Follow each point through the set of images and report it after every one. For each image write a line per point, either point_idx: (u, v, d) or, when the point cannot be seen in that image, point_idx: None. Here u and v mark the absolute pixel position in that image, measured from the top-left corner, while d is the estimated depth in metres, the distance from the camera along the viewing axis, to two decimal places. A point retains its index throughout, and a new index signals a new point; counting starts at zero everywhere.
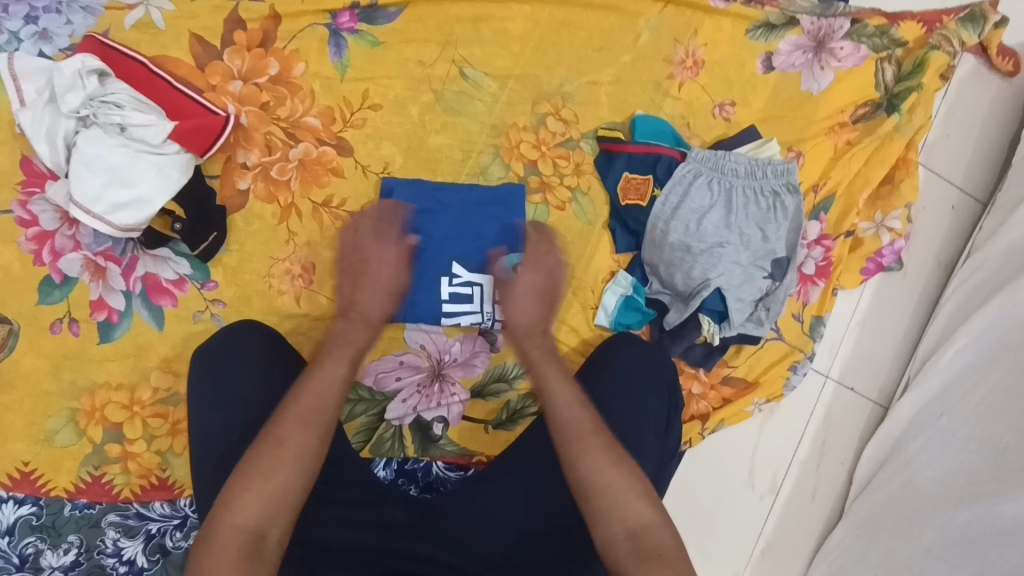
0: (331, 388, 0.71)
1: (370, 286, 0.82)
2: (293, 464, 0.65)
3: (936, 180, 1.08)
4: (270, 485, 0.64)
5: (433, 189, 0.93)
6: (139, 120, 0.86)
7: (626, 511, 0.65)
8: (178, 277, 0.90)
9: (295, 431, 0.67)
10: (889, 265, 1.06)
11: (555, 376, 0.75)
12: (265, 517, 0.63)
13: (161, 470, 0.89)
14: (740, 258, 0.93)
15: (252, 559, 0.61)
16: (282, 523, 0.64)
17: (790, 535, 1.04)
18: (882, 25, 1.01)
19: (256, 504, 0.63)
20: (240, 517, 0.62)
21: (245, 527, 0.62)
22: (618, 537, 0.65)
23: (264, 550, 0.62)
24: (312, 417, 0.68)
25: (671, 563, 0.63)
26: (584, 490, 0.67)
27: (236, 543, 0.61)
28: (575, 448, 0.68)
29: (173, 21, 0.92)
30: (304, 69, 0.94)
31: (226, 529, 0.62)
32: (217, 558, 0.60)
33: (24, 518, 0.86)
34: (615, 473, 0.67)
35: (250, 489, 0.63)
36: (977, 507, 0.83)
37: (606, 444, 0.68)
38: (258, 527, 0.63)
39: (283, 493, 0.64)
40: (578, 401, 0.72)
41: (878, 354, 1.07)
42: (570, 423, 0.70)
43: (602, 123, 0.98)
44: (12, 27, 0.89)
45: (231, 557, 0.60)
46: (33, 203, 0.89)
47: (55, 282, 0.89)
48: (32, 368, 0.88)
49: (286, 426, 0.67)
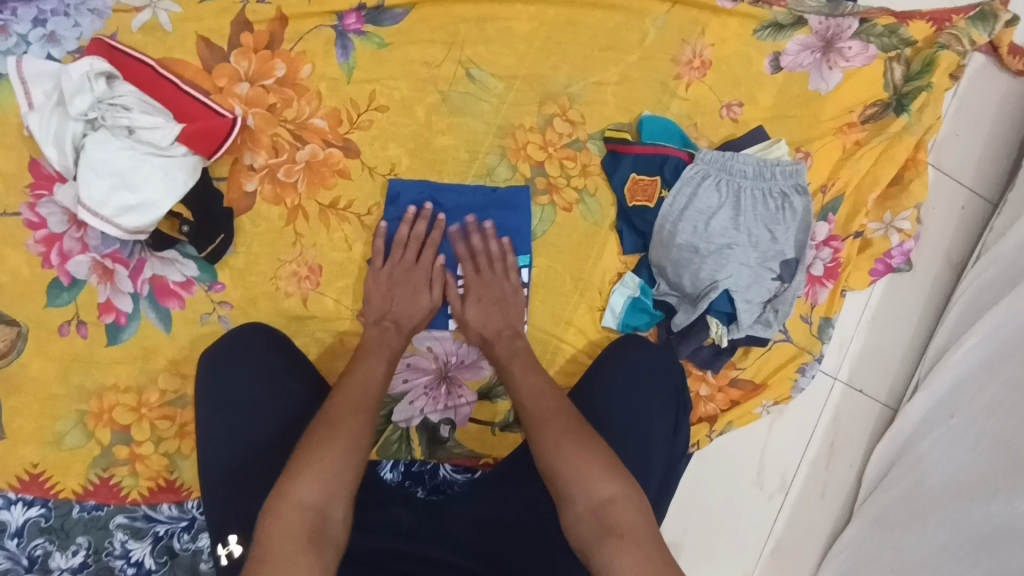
0: (374, 383, 0.79)
1: (403, 299, 0.88)
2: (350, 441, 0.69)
3: (945, 180, 1.07)
4: (326, 464, 0.66)
5: (436, 191, 0.94)
6: (146, 122, 0.86)
7: (588, 488, 0.67)
8: (186, 279, 0.90)
9: (346, 418, 0.72)
10: (899, 266, 1.04)
11: (525, 370, 0.83)
12: (324, 496, 0.64)
13: (169, 472, 0.89)
14: (748, 258, 0.92)
15: (317, 536, 0.61)
16: (342, 504, 0.65)
17: (799, 535, 1.03)
18: (891, 25, 1.00)
19: (316, 481, 0.65)
20: (301, 493, 0.64)
21: (309, 504, 0.63)
22: (582, 513, 0.66)
23: (329, 529, 0.63)
24: (362, 402, 0.75)
25: (634, 542, 0.62)
26: (547, 470, 0.70)
27: (300, 520, 0.62)
28: (541, 431, 0.73)
29: (180, 23, 0.92)
30: (310, 71, 0.93)
31: (290, 504, 0.63)
32: (277, 533, 0.60)
33: (33, 519, 0.86)
34: (573, 450, 0.69)
35: (306, 468, 0.65)
36: (992, 505, 0.82)
37: (563, 423, 0.73)
38: (320, 507, 0.64)
39: (343, 471, 0.67)
40: (547, 391, 0.79)
41: (889, 353, 1.07)
42: (535, 409, 0.76)
43: (609, 124, 0.98)
44: (21, 31, 0.89)
45: (296, 532, 0.61)
46: (42, 205, 0.89)
47: (63, 284, 0.89)
48: (41, 370, 0.88)
49: (349, 421, 0.71)
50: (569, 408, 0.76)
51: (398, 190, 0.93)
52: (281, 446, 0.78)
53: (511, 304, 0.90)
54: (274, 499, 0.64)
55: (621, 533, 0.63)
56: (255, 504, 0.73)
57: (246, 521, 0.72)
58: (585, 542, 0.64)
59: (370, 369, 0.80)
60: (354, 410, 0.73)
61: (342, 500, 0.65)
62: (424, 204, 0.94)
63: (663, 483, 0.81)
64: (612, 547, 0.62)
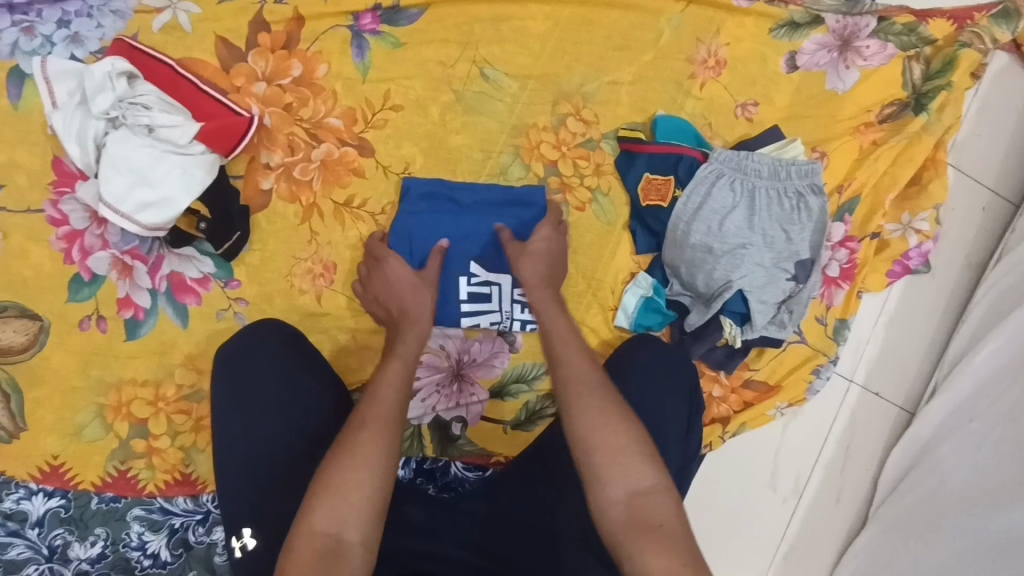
0: (398, 379, 0.74)
1: (408, 292, 0.86)
2: (369, 463, 0.64)
3: (966, 181, 1.06)
4: (347, 484, 0.62)
5: (448, 191, 0.94)
6: (166, 121, 0.87)
7: (625, 476, 0.65)
8: (202, 275, 0.92)
9: (355, 432, 0.67)
10: (917, 267, 1.03)
11: (567, 334, 0.80)
12: (337, 521, 0.60)
13: (185, 466, 0.91)
14: (763, 259, 0.92)
15: (330, 563, 0.58)
16: (356, 523, 0.61)
17: (813, 539, 1.02)
18: (910, 23, 0.98)
19: (332, 504, 0.61)
20: (316, 521, 0.60)
21: (320, 531, 0.60)
22: (616, 500, 0.64)
23: (345, 553, 0.59)
24: (374, 414, 0.69)
25: (669, 535, 0.61)
26: (586, 444, 0.67)
27: (315, 547, 0.59)
28: (581, 400, 0.70)
29: (199, 24, 0.93)
30: (327, 70, 0.94)
31: (302, 534, 0.60)
32: (300, 561, 0.58)
33: (53, 510, 0.88)
34: (615, 429, 0.68)
35: (329, 492, 0.62)
36: (1015, 512, 0.81)
37: (606, 397, 0.70)
38: (334, 531, 0.60)
39: (361, 494, 0.62)
40: (586, 358, 0.76)
41: (906, 357, 1.05)
42: (576, 374, 0.74)
43: (623, 123, 0.98)
44: (45, 32, 0.91)
45: (310, 561, 0.57)
46: (64, 202, 0.91)
47: (84, 279, 0.90)
48: (61, 363, 0.90)
49: (358, 437, 0.66)
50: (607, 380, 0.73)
51: (411, 190, 0.93)
52: (296, 441, 0.78)
53: (553, 277, 0.89)
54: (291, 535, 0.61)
55: (659, 526, 0.62)
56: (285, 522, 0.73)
57: (259, 514, 0.74)
58: (614, 530, 0.63)
59: (393, 367, 0.76)
60: (362, 424, 0.68)
61: (355, 522, 0.61)
62: (438, 200, 0.94)
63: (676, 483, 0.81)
64: (643, 540, 0.61)
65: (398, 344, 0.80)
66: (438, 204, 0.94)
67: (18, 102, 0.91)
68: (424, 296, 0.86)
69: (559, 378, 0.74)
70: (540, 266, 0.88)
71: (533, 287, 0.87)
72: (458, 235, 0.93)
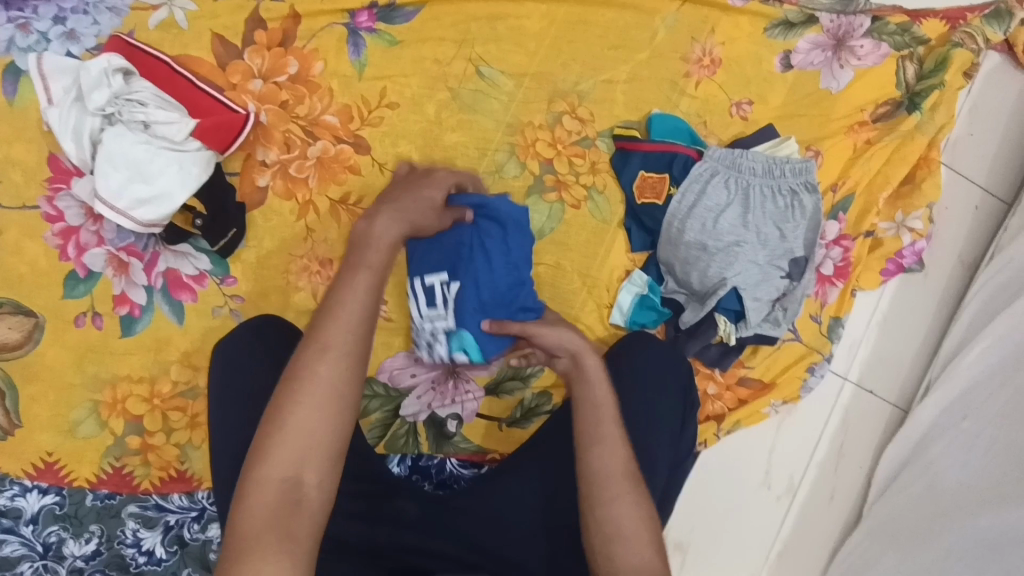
0: (362, 303, 0.66)
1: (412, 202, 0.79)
2: (327, 404, 0.60)
3: (959, 179, 1.06)
4: (310, 435, 0.59)
5: (505, 237, 0.85)
6: (162, 117, 0.88)
7: (631, 546, 0.64)
8: (198, 273, 0.92)
9: (312, 363, 0.62)
10: (911, 266, 1.03)
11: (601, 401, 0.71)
12: (295, 465, 0.59)
13: (180, 463, 0.91)
14: (757, 256, 0.92)
15: (289, 510, 0.57)
16: (316, 466, 0.59)
17: (806, 539, 1.02)
18: (903, 23, 1.00)
19: (285, 453, 0.59)
20: (271, 469, 0.58)
21: (276, 479, 0.58)
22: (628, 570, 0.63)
23: (304, 501, 0.58)
24: (334, 340, 0.63)
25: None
26: (603, 531, 0.65)
27: (273, 498, 0.57)
28: (609, 487, 0.66)
29: (196, 21, 0.94)
30: (323, 68, 0.95)
31: (256, 481, 0.58)
32: (256, 510, 0.57)
33: (48, 507, 0.88)
34: (635, 510, 0.65)
35: (286, 436, 0.59)
36: (1004, 513, 0.83)
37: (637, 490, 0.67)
38: (292, 475, 0.58)
39: (322, 439, 0.60)
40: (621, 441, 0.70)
41: (900, 354, 1.05)
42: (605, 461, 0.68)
43: (619, 122, 0.98)
44: (41, 28, 0.91)
45: (270, 512, 0.57)
46: (59, 198, 0.91)
47: (79, 276, 0.90)
48: (57, 359, 0.90)
49: (316, 370, 0.61)
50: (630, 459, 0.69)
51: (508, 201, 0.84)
52: None
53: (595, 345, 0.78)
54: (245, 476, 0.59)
55: None
56: None
57: None
58: None
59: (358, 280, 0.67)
60: (321, 352, 0.62)
61: (316, 465, 0.59)
62: (492, 211, 0.84)
63: (667, 485, 0.82)
64: None
65: (363, 252, 0.70)
66: (500, 227, 0.85)
67: (14, 99, 0.91)
68: (391, 227, 0.74)
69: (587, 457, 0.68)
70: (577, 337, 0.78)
71: (582, 352, 0.75)
72: (476, 248, 0.84)
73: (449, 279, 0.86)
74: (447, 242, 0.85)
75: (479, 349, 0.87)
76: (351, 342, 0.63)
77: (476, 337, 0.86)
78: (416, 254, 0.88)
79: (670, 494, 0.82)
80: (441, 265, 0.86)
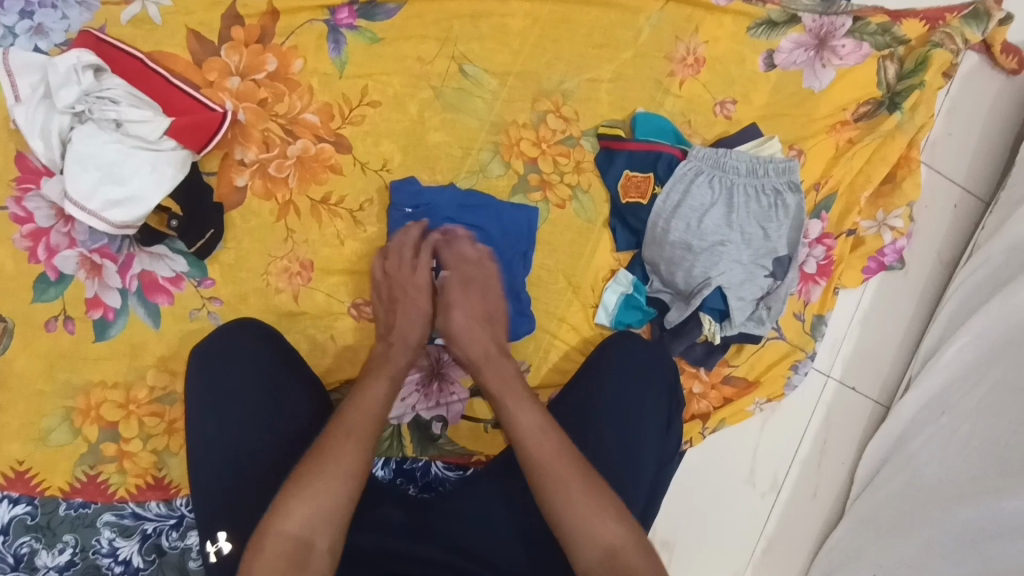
0: (375, 406, 0.74)
1: (410, 315, 0.84)
2: (341, 475, 0.66)
3: (938, 178, 1.07)
4: (323, 500, 0.64)
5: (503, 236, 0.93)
6: (135, 116, 0.85)
7: (596, 534, 0.64)
8: (175, 274, 0.89)
9: (337, 442, 0.69)
10: (892, 263, 1.05)
11: (520, 404, 0.74)
12: (309, 526, 0.63)
13: (157, 470, 0.88)
14: (741, 256, 0.92)
15: (298, 567, 0.61)
16: (327, 533, 0.63)
17: (790, 534, 1.03)
18: (884, 23, 1.00)
19: (302, 511, 0.63)
20: (284, 524, 0.62)
21: (292, 534, 0.62)
22: (593, 563, 0.64)
23: (311, 563, 0.62)
24: (354, 428, 0.70)
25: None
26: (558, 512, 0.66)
27: (284, 552, 0.61)
28: (546, 473, 0.67)
29: (170, 17, 0.91)
30: (303, 65, 0.93)
31: (272, 536, 0.62)
32: (266, 562, 0.61)
33: (19, 517, 0.85)
34: (581, 496, 0.66)
35: (297, 499, 0.64)
36: (963, 510, 0.83)
37: (578, 468, 0.67)
38: (304, 536, 0.62)
39: (336, 502, 0.65)
40: (544, 429, 0.71)
41: (881, 351, 1.06)
42: (538, 451, 0.69)
43: (603, 121, 0.98)
44: (7, 23, 0.88)
45: (278, 569, 0.60)
46: (28, 199, 0.88)
47: (50, 279, 0.88)
48: (27, 365, 0.87)
49: (343, 449, 0.68)
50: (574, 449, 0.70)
51: (511, 206, 0.94)
52: (279, 443, 0.78)
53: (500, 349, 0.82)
54: (259, 531, 0.63)
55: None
56: (245, 505, 0.74)
57: (235, 517, 0.73)
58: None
59: (375, 381, 0.77)
60: (347, 436, 0.69)
61: (327, 528, 0.64)
62: (484, 212, 0.93)
63: (653, 484, 0.81)
64: None
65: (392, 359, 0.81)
66: (500, 228, 0.93)
67: None
68: (416, 327, 0.84)
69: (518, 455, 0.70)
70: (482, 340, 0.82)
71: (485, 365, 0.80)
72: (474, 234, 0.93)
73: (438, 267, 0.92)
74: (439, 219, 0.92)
75: None
76: (365, 429, 0.71)
77: None
78: None
79: (656, 494, 0.82)
80: None
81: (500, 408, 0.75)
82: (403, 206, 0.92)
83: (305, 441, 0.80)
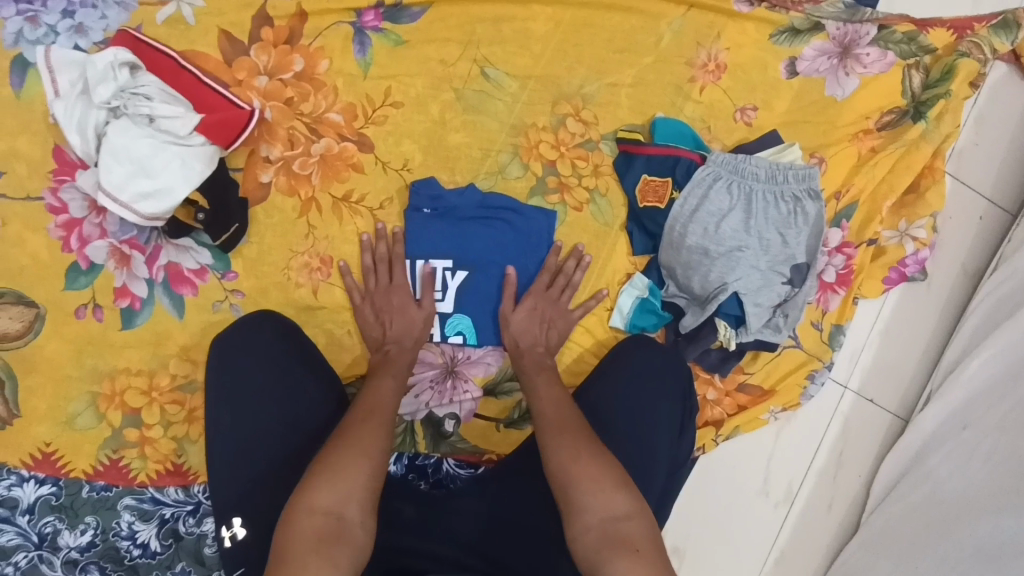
0: (385, 398, 0.80)
1: (399, 315, 0.90)
2: (364, 448, 0.70)
3: (963, 189, 1.06)
4: (344, 474, 0.66)
5: (522, 241, 0.95)
6: (166, 112, 0.87)
7: (601, 500, 0.67)
8: (199, 267, 0.92)
9: (359, 425, 0.73)
10: (913, 275, 1.03)
11: (545, 386, 0.84)
12: (338, 500, 0.64)
13: (177, 456, 0.91)
14: (759, 262, 0.92)
15: (334, 537, 0.62)
16: (356, 503, 0.65)
17: (802, 547, 1.02)
18: (910, 31, 0.99)
19: (330, 488, 0.65)
20: (313, 501, 0.64)
21: (321, 509, 0.63)
22: (590, 523, 0.66)
23: (344, 532, 0.63)
24: (375, 412, 0.76)
25: (643, 555, 0.62)
26: (559, 477, 0.70)
27: (314, 525, 0.62)
28: (557, 436, 0.74)
29: (203, 17, 0.94)
30: (328, 66, 0.95)
31: (302, 510, 0.63)
32: (301, 532, 0.62)
33: (44, 497, 0.88)
34: (589, 465, 0.70)
35: (322, 476, 0.66)
36: (979, 524, 0.84)
37: (579, 436, 0.74)
38: (334, 510, 0.64)
39: (360, 478, 0.67)
40: (559, 404, 0.80)
41: (902, 364, 1.05)
42: (556, 419, 0.77)
43: (623, 126, 0.98)
44: (49, 21, 0.92)
45: (309, 536, 0.61)
46: (64, 190, 0.91)
47: (81, 268, 0.91)
48: (56, 351, 0.90)
49: (366, 429, 0.73)
50: (583, 419, 0.77)
51: (531, 209, 0.95)
52: (292, 434, 0.80)
53: (552, 343, 0.92)
54: (288, 511, 0.64)
55: (635, 547, 0.63)
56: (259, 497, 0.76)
57: (248, 506, 0.75)
58: (588, 548, 0.65)
59: (392, 369, 0.85)
60: (366, 419, 0.75)
61: (358, 502, 0.65)
62: (500, 217, 0.94)
63: (664, 490, 0.82)
64: (617, 556, 0.62)
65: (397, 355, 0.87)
66: (520, 231, 0.95)
67: (21, 91, 0.92)
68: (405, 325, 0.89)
69: (540, 420, 0.78)
70: (534, 336, 0.91)
71: (524, 351, 0.89)
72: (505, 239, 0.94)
73: (454, 266, 0.94)
74: (460, 219, 0.94)
75: (474, 334, 0.94)
76: (386, 411, 0.77)
77: (472, 322, 0.94)
78: (430, 230, 0.93)
79: (665, 498, 0.82)
80: (445, 252, 0.93)
81: (529, 386, 0.85)
82: (421, 206, 0.94)
83: (316, 438, 0.81)
